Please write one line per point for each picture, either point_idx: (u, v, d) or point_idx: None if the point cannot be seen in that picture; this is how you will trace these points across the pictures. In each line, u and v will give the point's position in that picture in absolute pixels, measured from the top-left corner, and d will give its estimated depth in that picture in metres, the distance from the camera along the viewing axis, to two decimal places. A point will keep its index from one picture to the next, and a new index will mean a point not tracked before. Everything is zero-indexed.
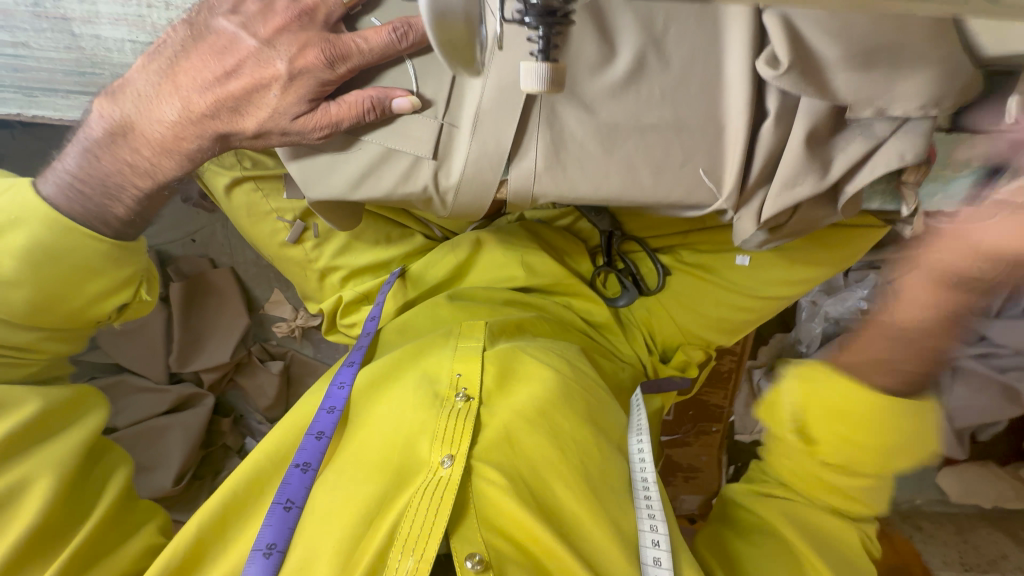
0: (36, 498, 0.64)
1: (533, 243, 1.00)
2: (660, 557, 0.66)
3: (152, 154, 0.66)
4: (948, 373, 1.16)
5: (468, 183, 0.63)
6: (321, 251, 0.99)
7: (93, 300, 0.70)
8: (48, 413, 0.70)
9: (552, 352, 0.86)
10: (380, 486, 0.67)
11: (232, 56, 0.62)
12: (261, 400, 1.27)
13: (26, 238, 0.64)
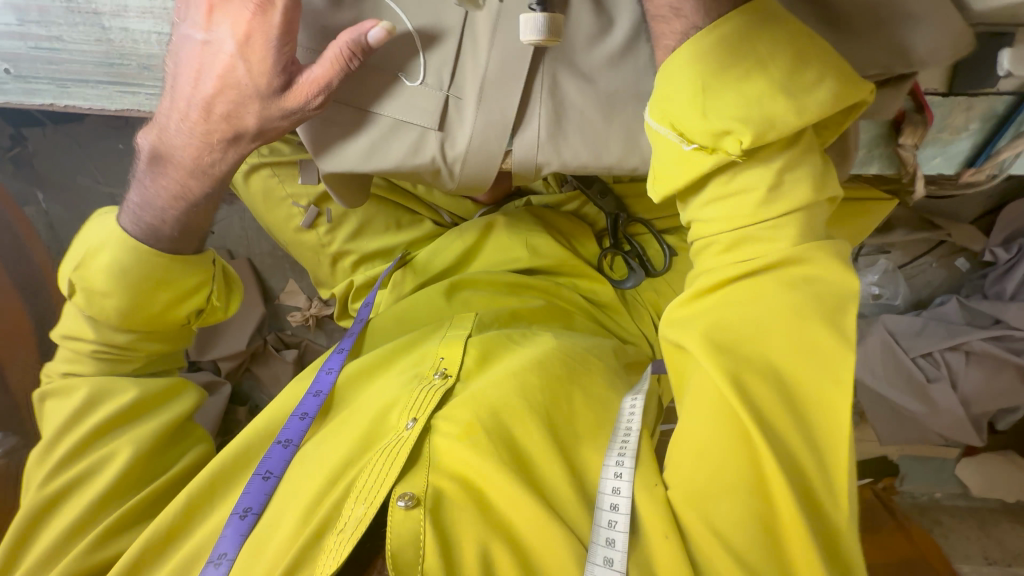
0: (115, 464, 0.78)
1: (538, 227, 1.03)
2: (620, 496, 0.60)
3: (183, 176, 0.76)
4: (958, 357, 1.16)
5: (475, 153, 0.65)
6: (334, 236, 1.02)
7: (168, 303, 0.81)
8: (145, 398, 0.84)
9: (537, 335, 0.88)
10: (350, 450, 0.72)
11: (201, 58, 0.68)
12: (275, 388, 1.29)
13: (110, 259, 0.76)
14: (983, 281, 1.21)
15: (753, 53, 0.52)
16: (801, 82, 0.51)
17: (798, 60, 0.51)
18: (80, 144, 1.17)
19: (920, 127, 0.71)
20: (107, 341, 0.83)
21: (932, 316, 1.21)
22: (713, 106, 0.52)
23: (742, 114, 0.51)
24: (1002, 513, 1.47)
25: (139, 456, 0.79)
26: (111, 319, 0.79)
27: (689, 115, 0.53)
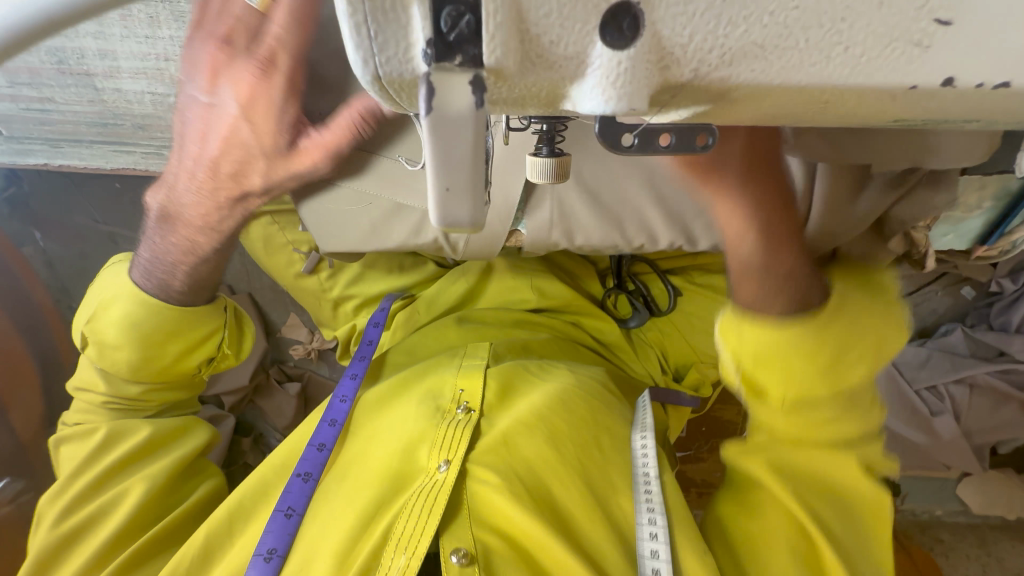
0: (127, 505, 0.78)
1: (543, 268, 1.03)
2: (657, 548, 0.66)
3: (191, 234, 0.75)
4: (962, 389, 1.16)
5: (478, 232, 0.70)
6: (335, 281, 1.01)
7: (180, 355, 0.81)
8: (157, 436, 0.85)
9: (553, 368, 0.89)
10: (379, 491, 0.72)
11: (206, 120, 0.65)
12: (280, 420, 1.30)
13: (121, 311, 0.77)
14: (989, 311, 1.19)
15: (840, 342, 0.59)
16: (847, 366, 0.60)
17: (882, 332, 0.61)
18: (75, 184, 1.15)
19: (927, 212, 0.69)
20: (117, 391, 0.84)
21: (937, 346, 1.20)
22: (793, 374, 0.60)
23: (800, 392, 0.61)
24: (1001, 530, 1.48)
25: (149, 496, 0.79)
26: (122, 371, 0.80)
27: (761, 364, 0.60)
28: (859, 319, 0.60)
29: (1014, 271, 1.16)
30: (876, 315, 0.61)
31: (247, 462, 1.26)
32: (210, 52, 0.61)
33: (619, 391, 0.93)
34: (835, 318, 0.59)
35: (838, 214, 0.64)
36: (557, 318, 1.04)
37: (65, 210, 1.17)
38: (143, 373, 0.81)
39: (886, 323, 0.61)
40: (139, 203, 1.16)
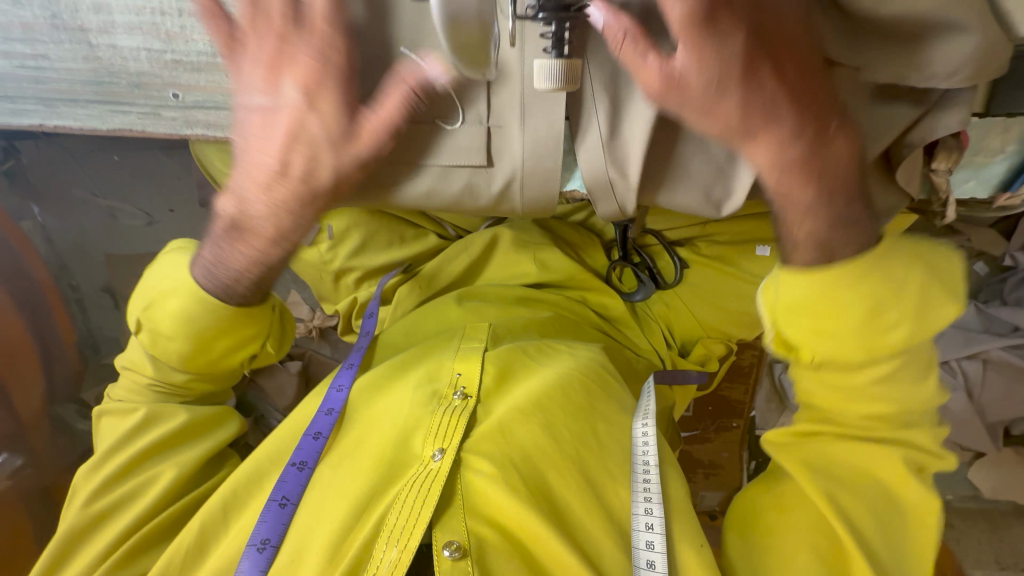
0: (157, 488, 0.75)
1: (545, 241, 1.00)
2: (653, 539, 0.67)
3: (263, 245, 0.67)
4: (975, 365, 1.13)
5: (531, 176, 0.66)
6: (336, 252, 0.99)
7: (229, 350, 0.76)
8: (191, 425, 0.80)
9: (554, 351, 0.87)
10: (371, 479, 0.70)
11: (269, 118, 0.62)
12: (281, 401, 1.24)
13: (179, 305, 0.71)
14: (1002, 287, 1.17)
15: (883, 300, 0.60)
16: (886, 327, 0.61)
17: (927, 305, 0.61)
18: (75, 157, 1.14)
19: (954, 152, 0.63)
20: (162, 377, 0.79)
21: (948, 323, 1.19)
22: (830, 336, 0.62)
23: (836, 353, 0.63)
24: (1013, 515, 1.45)
25: (180, 480, 0.76)
26: (172, 359, 0.76)
27: (802, 324, 0.62)
28: (902, 274, 0.60)
29: None
30: (921, 277, 0.60)
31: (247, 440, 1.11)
32: (266, 47, 0.59)
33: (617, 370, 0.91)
34: (876, 271, 0.59)
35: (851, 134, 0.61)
36: (560, 295, 1.02)
37: (65, 183, 1.16)
38: (192, 363, 0.76)
39: (935, 290, 0.61)
40: (137, 177, 1.16)
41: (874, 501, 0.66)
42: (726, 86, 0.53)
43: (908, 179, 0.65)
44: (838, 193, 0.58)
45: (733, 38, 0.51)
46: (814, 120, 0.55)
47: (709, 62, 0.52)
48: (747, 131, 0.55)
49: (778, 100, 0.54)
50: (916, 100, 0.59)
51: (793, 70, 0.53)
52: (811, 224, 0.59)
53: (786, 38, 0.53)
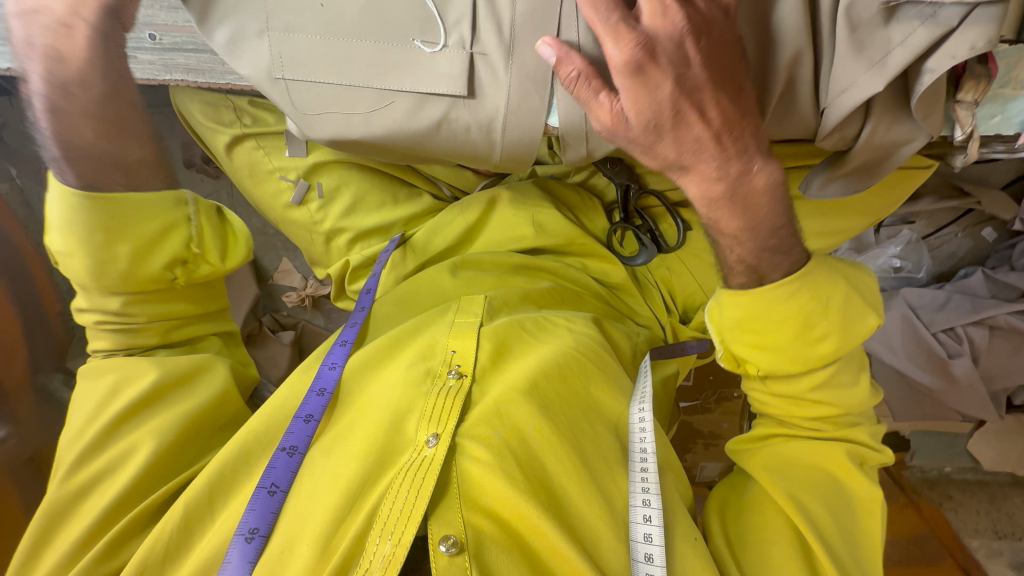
0: (139, 460, 0.70)
1: (544, 201, 0.96)
2: (651, 533, 0.65)
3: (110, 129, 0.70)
4: (981, 333, 1.12)
5: (516, 113, 0.61)
6: (326, 213, 0.95)
7: (139, 256, 0.74)
8: (163, 384, 0.75)
9: (551, 328, 0.85)
10: (363, 466, 0.67)
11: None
12: (275, 371, 1.23)
13: (63, 215, 0.70)
14: (1011, 253, 1.15)
15: (811, 315, 0.64)
16: (816, 338, 0.66)
17: (851, 315, 0.66)
18: None
19: (982, 81, 0.60)
20: (125, 312, 0.77)
21: (955, 290, 1.16)
22: (766, 348, 0.67)
23: (775, 366, 0.68)
24: (1012, 486, 1.45)
25: (163, 453, 0.72)
26: (87, 282, 0.74)
27: (740, 339, 0.68)
28: (827, 291, 0.65)
29: None
30: (845, 291, 0.65)
31: None
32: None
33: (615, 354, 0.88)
34: (808, 286, 0.63)
35: (859, 55, 0.57)
36: (564, 263, 0.99)
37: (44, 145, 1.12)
38: (110, 285, 0.75)
39: (857, 296, 0.66)
40: None
41: (824, 494, 0.70)
42: (661, 130, 0.57)
43: (926, 112, 0.60)
44: (762, 223, 0.61)
45: (664, 85, 0.54)
46: (738, 155, 0.58)
47: (644, 110, 0.55)
48: (682, 166, 0.59)
49: (706, 143, 0.57)
50: (932, 19, 0.54)
51: (720, 112, 0.56)
52: (741, 251, 0.63)
53: (717, 79, 0.56)
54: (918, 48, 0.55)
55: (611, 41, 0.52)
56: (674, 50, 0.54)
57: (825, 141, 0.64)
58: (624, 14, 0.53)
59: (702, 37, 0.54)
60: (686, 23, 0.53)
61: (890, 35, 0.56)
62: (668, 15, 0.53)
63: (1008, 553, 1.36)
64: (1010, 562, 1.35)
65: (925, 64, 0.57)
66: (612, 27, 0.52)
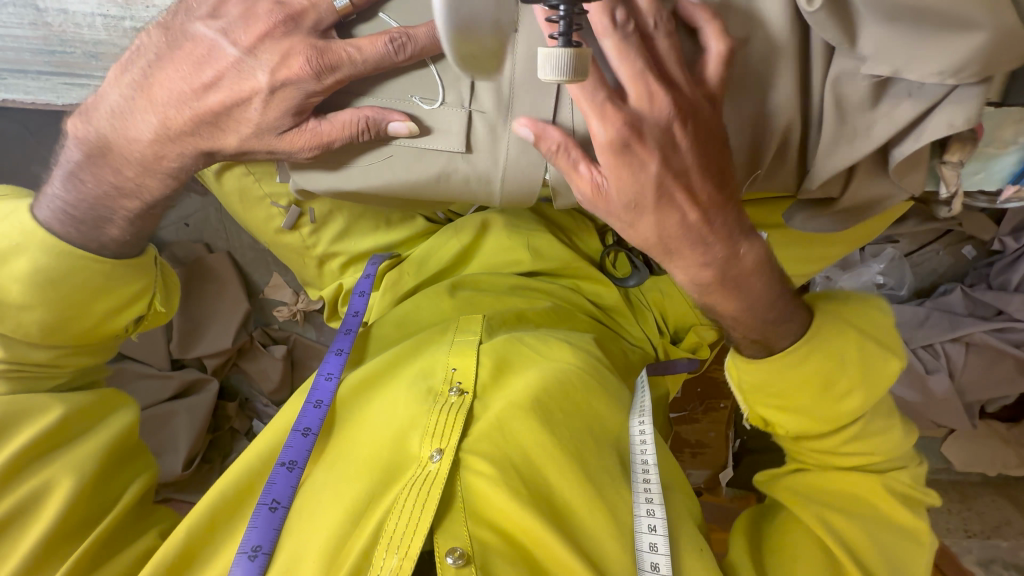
0: (56, 502, 0.65)
1: (538, 226, 0.97)
2: (657, 542, 0.68)
3: (139, 172, 0.66)
4: (956, 347, 1.17)
5: (515, 166, 0.63)
6: (319, 237, 0.95)
7: (105, 317, 0.71)
8: (72, 416, 0.71)
9: (556, 343, 0.85)
10: (368, 484, 0.68)
11: (208, 63, 0.61)
12: (266, 383, 1.28)
13: (29, 265, 0.66)
14: (989, 271, 1.19)
15: (829, 371, 0.70)
16: (840, 395, 0.71)
17: (869, 362, 0.71)
18: (32, 131, 1.05)
19: (968, 144, 0.63)
20: (16, 358, 0.70)
21: (935, 306, 1.20)
22: (791, 410, 0.73)
23: (802, 427, 0.73)
24: (982, 486, 1.52)
25: (85, 489, 0.68)
26: (32, 336, 0.69)
27: (764, 402, 0.74)
28: (840, 347, 0.70)
29: (1019, 228, 1.13)
30: (858, 339, 0.71)
31: (233, 427, 1.30)
32: (263, 17, 0.59)
33: (612, 367, 0.90)
34: (817, 350, 0.70)
35: (843, 127, 0.61)
36: (556, 283, 1.00)
37: (23, 158, 1.07)
38: (60, 335, 0.70)
39: (872, 350, 0.71)
40: None
41: (858, 517, 0.75)
42: (642, 210, 0.60)
43: (904, 173, 0.65)
44: (759, 301, 0.68)
45: (648, 164, 0.58)
46: (723, 240, 0.64)
47: (626, 187, 0.59)
48: (670, 250, 0.64)
49: (692, 228, 0.62)
50: (918, 92, 0.58)
51: (705, 195, 0.61)
52: (742, 329, 0.70)
53: (704, 162, 0.60)
54: (894, 123, 0.60)
55: (597, 119, 0.55)
56: (661, 134, 0.57)
57: (807, 194, 0.69)
58: (612, 92, 0.54)
59: (688, 121, 0.57)
60: (674, 110, 0.56)
61: (875, 114, 0.60)
62: (654, 101, 0.55)
63: (976, 551, 1.42)
64: (978, 559, 1.41)
65: (903, 140, 0.61)
66: (598, 105, 0.54)
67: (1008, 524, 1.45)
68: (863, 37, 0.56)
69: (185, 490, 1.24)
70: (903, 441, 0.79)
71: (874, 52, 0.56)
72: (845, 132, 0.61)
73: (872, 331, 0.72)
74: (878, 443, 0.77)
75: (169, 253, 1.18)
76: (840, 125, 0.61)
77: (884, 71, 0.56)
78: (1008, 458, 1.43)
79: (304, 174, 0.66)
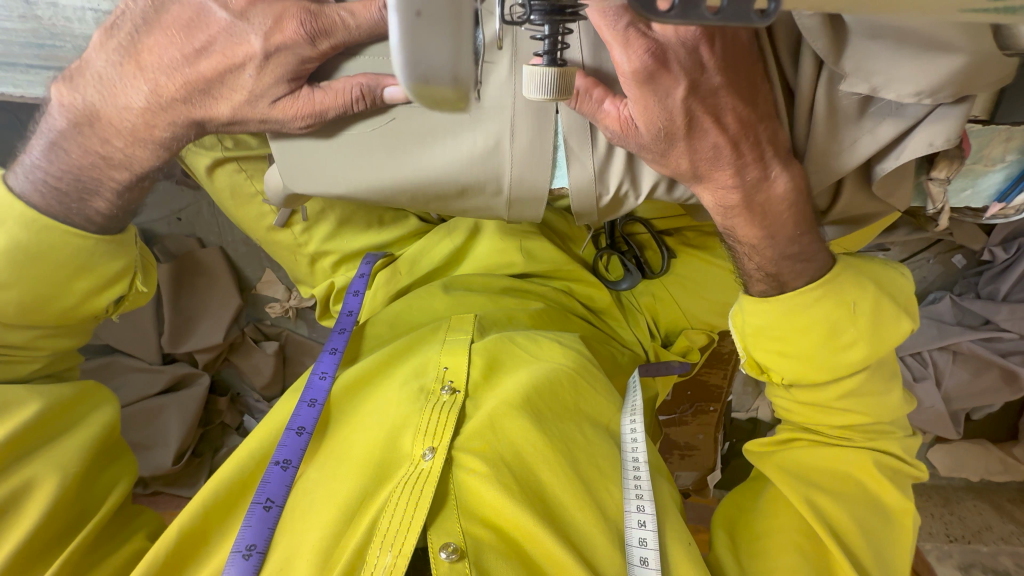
0: (39, 502, 0.66)
1: (532, 228, 0.96)
2: (646, 538, 0.69)
3: (127, 144, 0.65)
4: (944, 354, 1.18)
5: (525, 116, 0.63)
6: (311, 235, 0.94)
7: (85, 295, 0.71)
8: (50, 413, 0.71)
9: (543, 341, 0.87)
10: (359, 484, 0.69)
11: (198, 25, 0.60)
12: (257, 379, 1.29)
13: (4, 238, 0.65)
14: (978, 280, 1.20)
15: (837, 320, 0.70)
16: (846, 347, 0.71)
17: (879, 320, 0.70)
18: (23, 122, 1.03)
19: (956, 161, 0.63)
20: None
21: (924, 314, 1.21)
22: (793, 357, 0.73)
23: (797, 374, 0.74)
24: (966, 491, 1.54)
25: (68, 488, 0.68)
26: (6, 314, 0.68)
27: (765, 345, 0.74)
28: (854, 297, 0.70)
29: (1008, 238, 1.14)
30: (873, 294, 0.70)
31: (223, 422, 1.29)
32: None
33: (599, 365, 0.91)
34: (830, 297, 0.69)
35: (831, 142, 0.62)
36: (548, 286, 1.00)
37: (13, 151, 1.06)
38: (36, 317, 0.70)
39: (885, 304, 0.70)
40: None
41: (847, 496, 0.76)
42: (673, 139, 0.59)
43: (889, 191, 0.66)
44: (781, 231, 0.68)
45: (674, 92, 0.55)
46: (756, 160, 0.62)
47: (653, 119, 0.57)
48: (700, 174, 0.64)
49: (721, 150, 0.61)
50: (898, 112, 0.59)
51: (735, 118, 0.59)
52: (759, 260, 0.71)
53: (732, 81, 0.56)
54: (879, 140, 0.60)
55: (620, 48, 0.51)
56: (687, 55, 0.53)
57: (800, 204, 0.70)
58: (635, 15, 0.48)
59: (716, 40, 0.53)
60: (700, 29, 0.52)
61: (861, 127, 0.61)
62: (678, 17, 0.50)
63: (957, 555, 1.43)
64: (959, 563, 1.43)
65: (886, 156, 0.62)
66: (620, 34, 0.49)
67: (989, 529, 1.47)
68: (849, 52, 0.55)
69: (175, 484, 1.23)
70: (901, 406, 0.78)
71: (853, 69, 0.56)
72: (832, 146, 0.62)
73: (886, 286, 0.72)
74: (875, 413, 0.77)
75: (161, 246, 1.17)
76: (829, 138, 0.62)
77: (864, 89, 0.57)
78: (992, 465, 1.45)
79: (292, 142, 0.65)
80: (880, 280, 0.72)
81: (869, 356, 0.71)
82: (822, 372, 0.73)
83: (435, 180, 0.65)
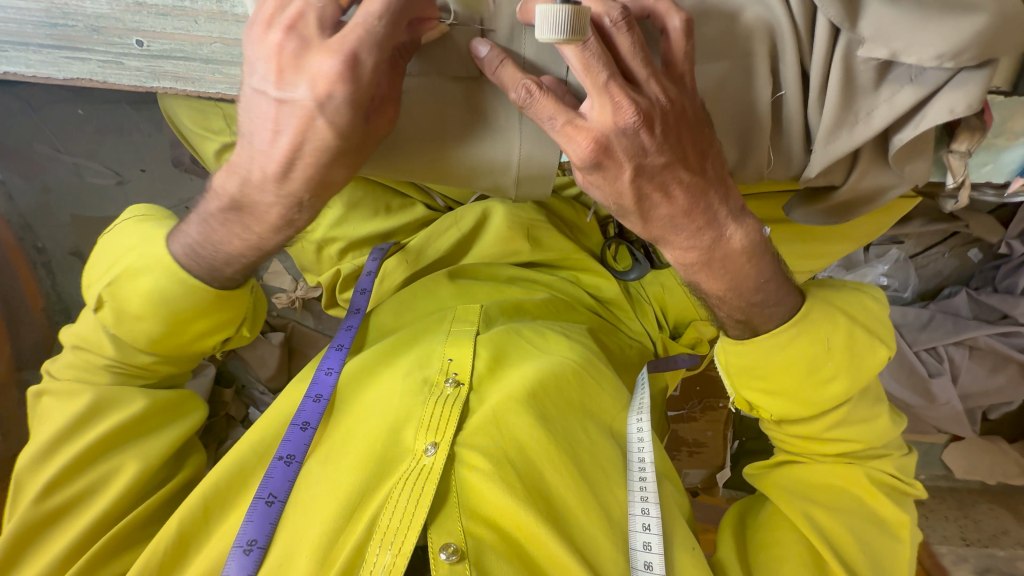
0: (118, 485, 0.70)
1: (541, 216, 0.94)
2: (650, 542, 0.68)
3: (262, 229, 0.62)
4: (960, 350, 1.16)
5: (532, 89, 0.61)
6: (320, 221, 0.95)
7: (200, 335, 0.72)
8: (152, 411, 0.76)
9: (548, 334, 0.85)
10: (361, 477, 0.68)
11: (277, 117, 0.55)
12: (262, 370, 1.29)
13: (151, 282, 0.67)
14: (995, 273, 1.17)
15: (813, 356, 0.69)
16: (823, 382, 0.70)
17: (856, 351, 0.69)
18: (34, 109, 1.04)
19: (976, 132, 0.62)
20: (124, 359, 0.74)
21: (939, 309, 1.19)
22: (775, 394, 0.72)
23: (782, 410, 0.73)
24: (981, 494, 1.50)
25: (139, 480, 0.71)
26: (139, 342, 0.71)
27: (752, 385, 0.73)
28: (827, 331, 0.69)
29: None
30: (846, 327, 0.69)
31: (229, 414, 1.27)
32: None
33: (607, 360, 0.90)
34: (803, 334, 0.68)
35: (845, 114, 0.60)
36: (556, 276, 1.00)
37: (23, 138, 1.06)
38: (161, 346, 0.72)
39: (859, 338, 0.69)
40: (104, 131, 1.07)
41: (847, 515, 0.74)
42: (625, 215, 0.62)
43: (908, 158, 0.64)
44: (745, 280, 0.66)
45: (622, 175, 0.57)
46: (708, 224, 0.63)
47: (604, 193, 0.60)
48: (656, 237, 0.64)
49: (675, 219, 0.62)
50: (918, 79, 0.58)
51: (683, 189, 0.60)
52: (726, 309, 0.69)
53: (678, 158, 0.58)
54: (897, 109, 0.59)
55: (565, 143, 0.55)
56: (630, 141, 0.55)
57: (811, 182, 0.67)
58: (570, 113, 0.54)
59: (655, 125, 0.55)
60: (638, 119, 0.53)
61: (877, 96, 0.60)
62: (618, 113, 0.53)
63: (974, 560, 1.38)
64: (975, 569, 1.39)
65: (903, 127, 0.61)
66: (560, 131, 0.54)
67: (1006, 534, 1.43)
68: (866, 18, 0.56)
69: None
70: (890, 429, 0.77)
71: (872, 33, 0.56)
72: (846, 118, 0.61)
73: (859, 319, 0.70)
74: (868, 437, 0.75)
75: None
76: (844, 110, 0.60)
77: (882, 54, 0.56)
78: (1008, 467, 1.42)
79: None
80: (856, 313, 0.71)
81: (852, 388, 0.70)
82: (800, 407, 0.72)
83: (443, 158, 0.65)
